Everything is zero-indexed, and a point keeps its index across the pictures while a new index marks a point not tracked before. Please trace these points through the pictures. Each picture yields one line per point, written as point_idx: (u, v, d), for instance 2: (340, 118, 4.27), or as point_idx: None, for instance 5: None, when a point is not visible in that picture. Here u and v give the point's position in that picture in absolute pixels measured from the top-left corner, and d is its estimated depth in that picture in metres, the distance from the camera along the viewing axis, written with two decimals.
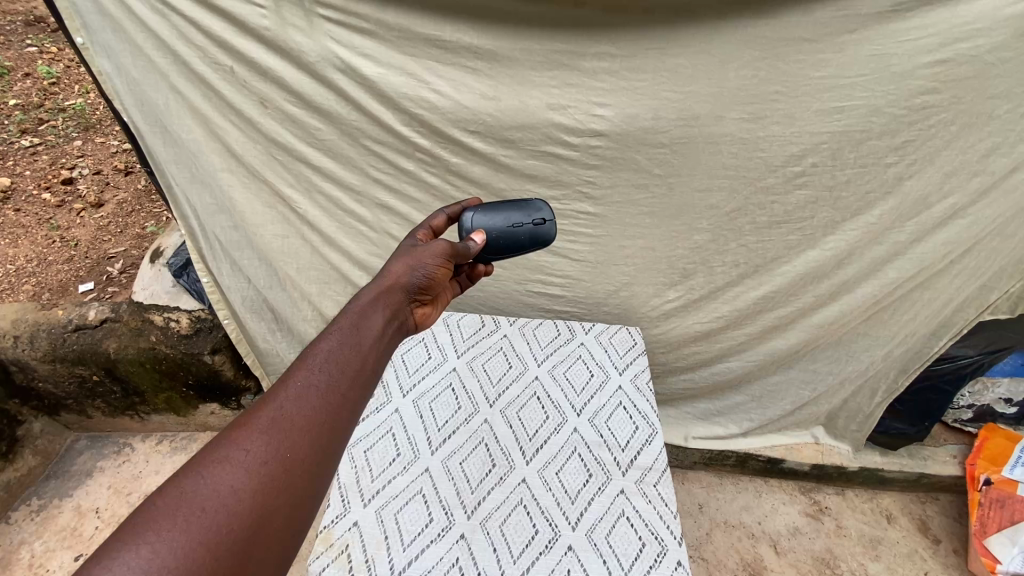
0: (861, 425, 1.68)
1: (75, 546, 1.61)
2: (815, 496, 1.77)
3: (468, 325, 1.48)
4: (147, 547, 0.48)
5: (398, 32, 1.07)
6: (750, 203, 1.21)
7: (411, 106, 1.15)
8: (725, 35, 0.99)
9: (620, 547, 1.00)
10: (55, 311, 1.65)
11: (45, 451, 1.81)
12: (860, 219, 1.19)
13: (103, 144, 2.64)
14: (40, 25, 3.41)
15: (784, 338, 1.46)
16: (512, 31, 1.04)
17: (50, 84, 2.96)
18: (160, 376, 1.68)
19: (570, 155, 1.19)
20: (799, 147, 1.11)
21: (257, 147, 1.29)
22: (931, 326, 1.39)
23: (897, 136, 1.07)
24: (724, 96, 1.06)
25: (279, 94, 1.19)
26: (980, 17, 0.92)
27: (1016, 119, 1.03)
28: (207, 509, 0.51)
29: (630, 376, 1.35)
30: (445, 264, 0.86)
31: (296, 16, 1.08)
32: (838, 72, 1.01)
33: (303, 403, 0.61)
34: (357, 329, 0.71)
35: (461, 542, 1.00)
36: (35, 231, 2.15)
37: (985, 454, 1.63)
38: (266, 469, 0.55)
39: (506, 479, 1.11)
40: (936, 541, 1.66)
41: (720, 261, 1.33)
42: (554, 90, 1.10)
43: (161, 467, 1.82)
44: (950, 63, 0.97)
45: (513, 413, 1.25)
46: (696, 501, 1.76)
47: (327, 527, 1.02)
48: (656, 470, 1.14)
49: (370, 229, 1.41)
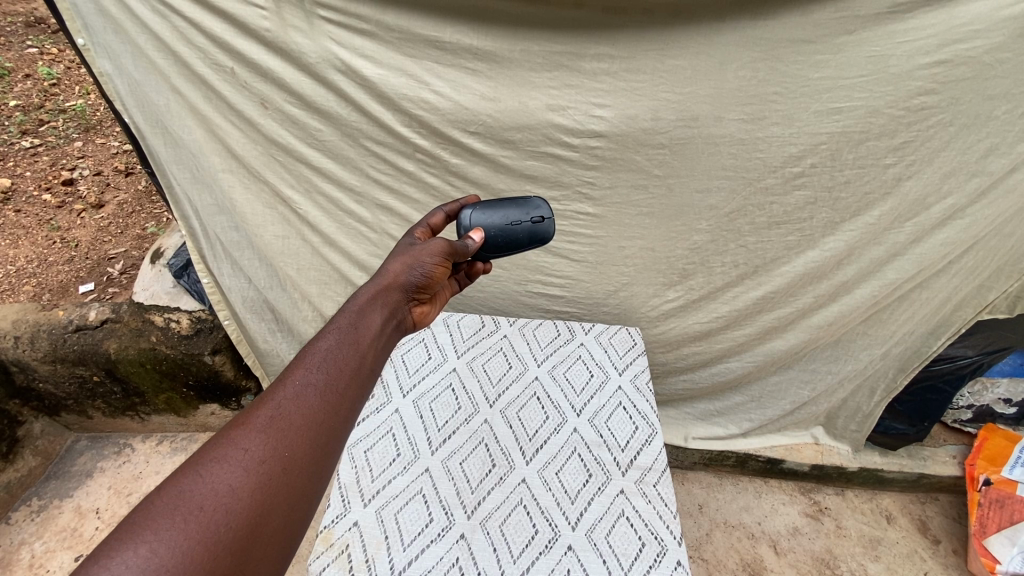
0: (860, 424, 1.68)
1: (76, 546, 1.61)
2: (815, 496, 1.77)
3: (468, 325, 1.48)
4: (146, 546, 0.48)
5: (398, 33, 1.07)
6: (749, 203, 1.22)
7: (412, 107, 1.15)
8: (724, 37, 1.00)
9: (620, 547, 1.00)
10: (56, 312, 1.65)
11: (45, 452, 1.81)
12: (860, 219, 1.19)
13: (104, 145, 2.64)
14: (41, 27, 3.41)
15: (784, 339, 1.47)
16: (511, 32, 1.04)
17: (51, 86, 2.97)
18: (160, 376, 1.69)
19: (570, 156, 1.19)
20: (798, 147, 1.12)
21: (258, 148, 1.29)
22: (930, 326, 1.39)
23: (895, 137, 1.08)
24: (723, 96, 1.07)
25: (280, 95, 1.19)
26: (978, 18, 0.92)
27: (1014, 120, 1.03)
28: (205, 508, 0.51)
29: (630, 376, 1.36)
30: (443, 262, 0.86)
31: (296, 18, 1.08)
32: (837, 73, 1.02)
33: (301, 402, 0.61)
34: (356, 328, 0.71)
35: (461, 542, 1.00)
36: (35, 232, 2.16)
37: (984, 454, 1.64)
38: (265, 468, 0.56)
39: (505, 479, 1.11)
40: (936, 541, 1.66)
41: (720, 261, 1.33)
42: (553, 91, 1.10)
43: (161, 467, 1.82)
44: (948, 65, 0.98)
45: (513, 413, 1.25)
46: (696, 501, 1.76)
47: (327, 527, 1.02)
48: (656, 470, 1.14)
49: (370, 229, 1.41)
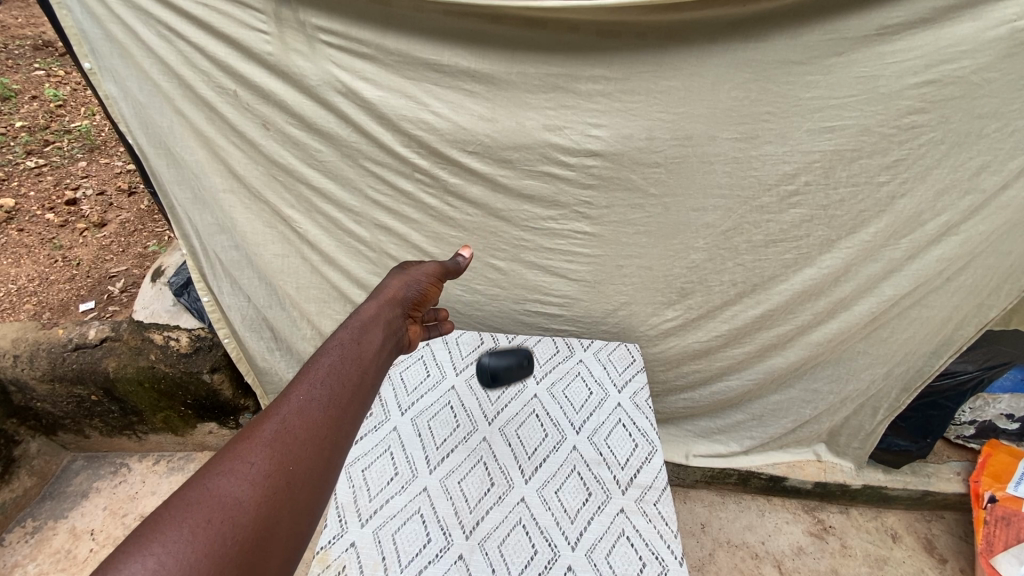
0: (863, 442, 1.67)
1: (70, 568, 1.59)
2: (818, 515, 1.75)
3: (467, 342, 1.49)
4: (153, 558, 0.47)
5: (398, 57, 1.09)
6: (745, 222, 1.23)
7: (411, 127, 1.17)
8: (716, 58, 1.02)
9: (620, 568, 0.99)
10: (56, 330, 1.65)
11: (41, 472, 1.80)
12: (856, 237, 1.20)
13: (108, 164, 2.68)
14: (49, 49, 3.49)
15: (783, 356, 1.47)
16: (509, 56, 1.07)
17: (57, 107, 3.02)
18: (159, 394, 1.68)
19: (567, 175, 1.21)
20: (792, 165, 1.13)
21: (258, 168, 1.31)
22: (931, 344, 1.39)
23: (888, 155, 1.09)
24: (716, 116, 1.08)
25: (281, 117, 1.22)
26: (965, 39, 0.94)
27: (1005, 137, 1.03)
28: (212, 520, 0.51)
29: (629, 393, 1.36)
30: (434, 282, 0.95)
31: (298, 42, 1.11)
32: (828, 93, 1.03)
33: (306, 416, 0.62)
34: (359, 342, 0.74)
35: (460, 563, 0.99)
36: (37, 250, 2.17)
37: (988, 471, 1.64)
38: (271, 482, 0.55)
39: (504, 499, 1.10)
40: (942, 560, 1.64)
41: (718, 279, 1.34)
42: (550, 112, 1.12)
43: (158, 487, 1.81)
44: (936, 84, 0.99)
45: (513, 430, 1.25)
46: (698, 520, 1.74)
47: (323, 547, 1.01)
48: (656, 488, 1.13)
49: (368, 248, 1.43)
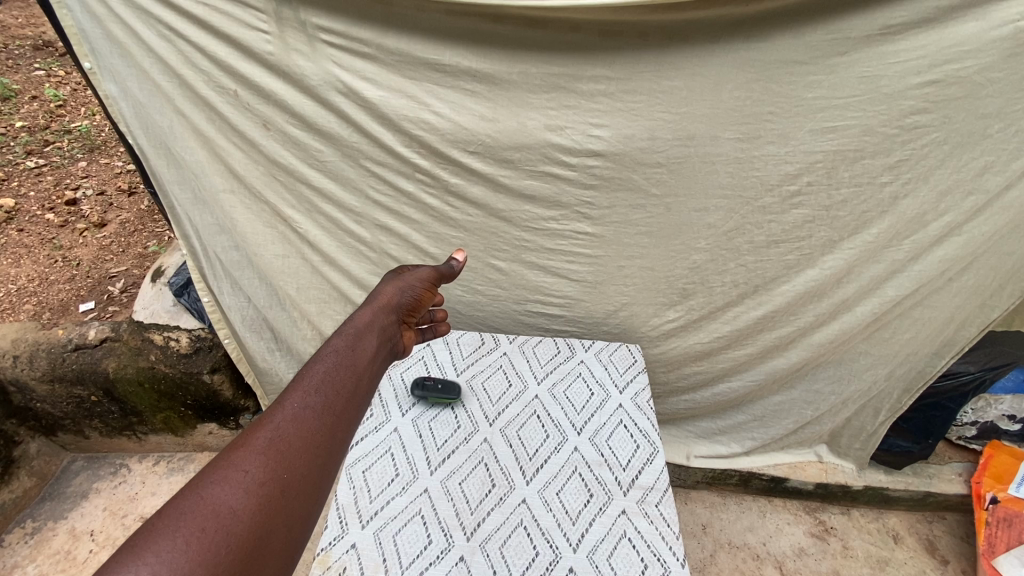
0: (865, 443, 1.66)
1: (69, 570, 1.58)
2: (820, 516, 1.74)
3: (468, 343, 1.49)
4: (147, 567, 0.46)
5: (399, 56, 1.09)
6: (747, 222, 1.22)
7: (411, 127, 1.17)
8: (718, 57, 1.01)
9: (621, 570, 0.99)
10: (56, 330, 1.65)
11: (41, 472, 1.79)
12: (858, 237, 1.20)
13: (108, 164, 2.68)
14: (49, 49, 3.48)
15: (785, 357, 1.46)
16: (510, 56, 1.06)
17: (57, 107, 3.02)
18: (159, 395, 1.68)
19: (568, 175, 1.20)
20: (794, 165, 1.13)
21: (259, 168, 1.31)
22: (933, 345, 1.38)
23: (890, 155, 1.08)
24: (718, 116, 1.08)
25: (282, 117, 1.21)
26: (969, 39, 0.94)
27: (1008, 137, 1.03)
28: (207, 529, 0.50)
29: (630, 395, 1.35)
30: (428, 287, 0.96)
31: (299, 41, 1.10)
32: (830, 93, 1.03)
33: (300, 425, 0.62)
34: (353, 350, 0.75)
35: (461, 565, 0.98)
36: (37, 251, 2.17)
37: (990, 472, 1.63)
38: (265, 490, 0.55)
39: (505, 501, 1.10)
40: (944, 562, 1.63)
41: (719, 280, 1.33)
42: (552, 112, 1.12)
43: (158, 488, 1.80)
44: (939, 84, 0.99)
45: (513, 432, 1.24)
46: (699, 521, 1.74)
47: (324, 549, 1.00)
48: (657, 489, 1.13)
49: (369, 248, 1.42)
